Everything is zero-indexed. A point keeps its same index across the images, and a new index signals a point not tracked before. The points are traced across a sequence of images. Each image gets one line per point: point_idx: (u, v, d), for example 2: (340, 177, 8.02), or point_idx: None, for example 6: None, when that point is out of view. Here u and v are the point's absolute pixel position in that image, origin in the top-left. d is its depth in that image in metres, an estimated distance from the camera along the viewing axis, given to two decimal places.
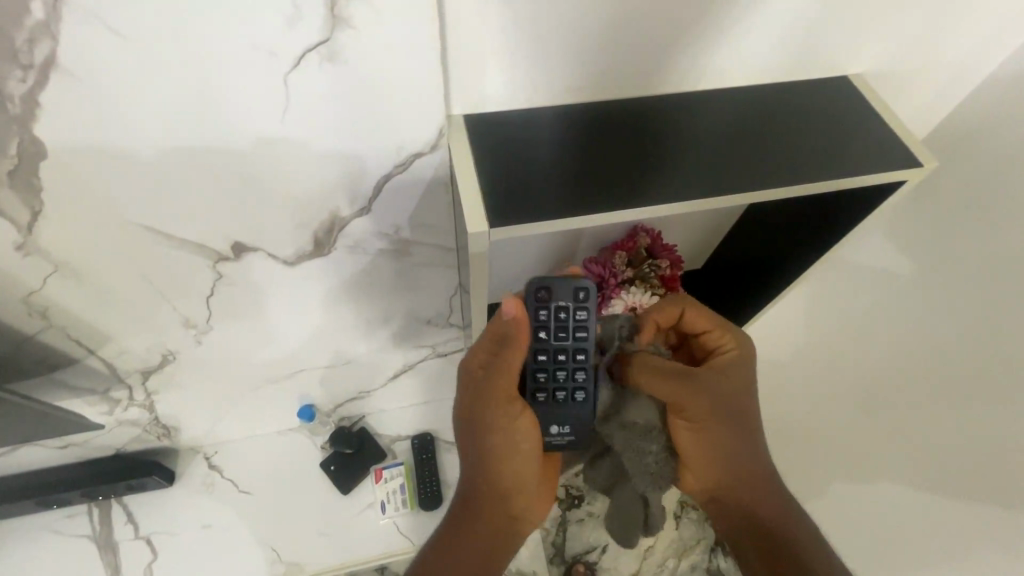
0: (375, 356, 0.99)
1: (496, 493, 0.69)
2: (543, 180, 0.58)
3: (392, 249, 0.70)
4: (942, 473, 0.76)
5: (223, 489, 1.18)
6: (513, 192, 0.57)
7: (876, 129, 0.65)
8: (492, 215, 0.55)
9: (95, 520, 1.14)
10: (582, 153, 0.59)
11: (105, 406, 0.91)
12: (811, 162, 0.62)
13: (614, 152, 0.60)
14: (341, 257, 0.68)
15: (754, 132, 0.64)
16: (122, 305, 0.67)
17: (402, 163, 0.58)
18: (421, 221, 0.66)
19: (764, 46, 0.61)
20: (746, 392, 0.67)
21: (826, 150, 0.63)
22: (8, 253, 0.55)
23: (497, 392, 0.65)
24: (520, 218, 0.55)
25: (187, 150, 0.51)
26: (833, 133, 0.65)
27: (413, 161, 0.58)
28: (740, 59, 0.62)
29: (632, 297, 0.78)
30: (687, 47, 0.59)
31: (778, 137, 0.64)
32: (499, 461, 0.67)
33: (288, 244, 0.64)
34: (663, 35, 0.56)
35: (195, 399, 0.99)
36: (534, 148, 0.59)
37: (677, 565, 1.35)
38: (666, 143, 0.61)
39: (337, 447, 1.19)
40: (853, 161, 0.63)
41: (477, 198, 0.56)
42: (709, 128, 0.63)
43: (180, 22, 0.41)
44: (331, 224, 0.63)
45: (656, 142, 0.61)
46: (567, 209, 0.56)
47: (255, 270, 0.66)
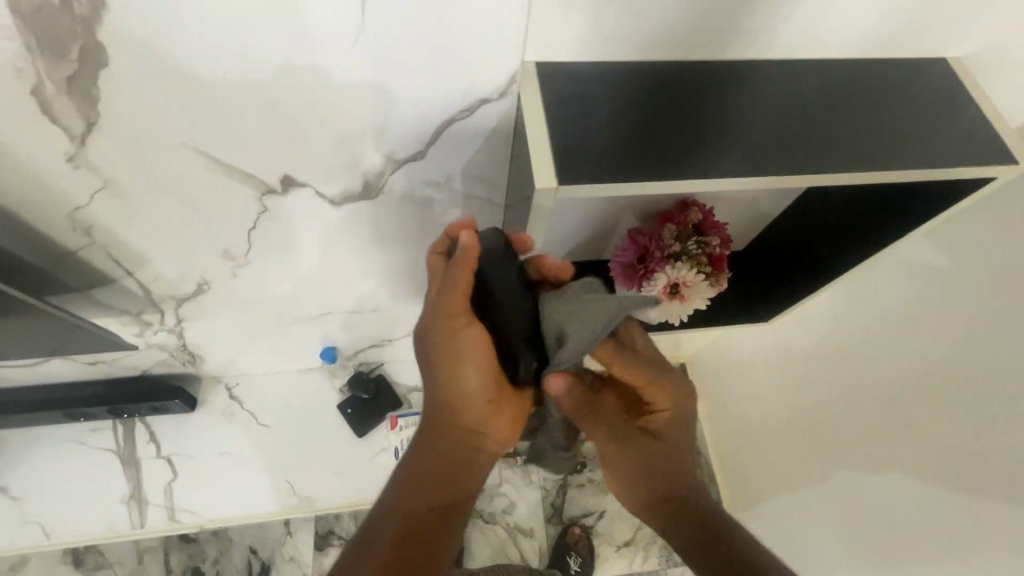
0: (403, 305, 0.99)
1: (449, 434, 0.66)
2: (614, 140, 0.54)
3: (440, 199, 0.68)
4: (990, 480, 0.74)
5: (243, 420, 1.21)
6: (579, 148, 0.54)
7: (971, 119, 0.61)
8: (559, 170, 0.53)
9: (119, 436, 1.17)
10: (657, 115, 0.56)
11: (136, 328, 0.92)
12: (896, 146, 0.59)
13: (689, 117, 0.57)
14: (387, 201, 0.66)
15: (839, 110, 0.60)
16: (167, 228, 0.66)
17: (467, 108, 0.55)
18: (474, 172, 0.64)
19: (866, 21, 0.57)
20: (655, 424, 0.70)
21: (914, 136, 0.60)
22: (59, 164, 0.53)
23: (460, 312, 0.60)
24: (589, 176, 0.53)
25: (249, 69, 0.47)
26: (926, 119, 0.60)
27: (479, 107, 0.55)
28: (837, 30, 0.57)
29: (677, 272, 0.76)
30: (786, 12, 0.54)
31: (860, 119, 0.60)
32: (460, 415, 0.65)
33: (337, 182, 0.62)
34: None
35: (225, 330, 1.00)
36: (608, 104, 0.55)
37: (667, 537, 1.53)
38: (744, 112, 0.58)
39: (355, 391, 1.22)
40: (945, 151, 0.59)
41: (546, 152, 0.53)
42: (794, 100, 0.59)
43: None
44: (383, 167, 0.60)
45: (729, 110, 0.58)
46: (632, 175, 0.53)
47: (301, 205, 0.64)
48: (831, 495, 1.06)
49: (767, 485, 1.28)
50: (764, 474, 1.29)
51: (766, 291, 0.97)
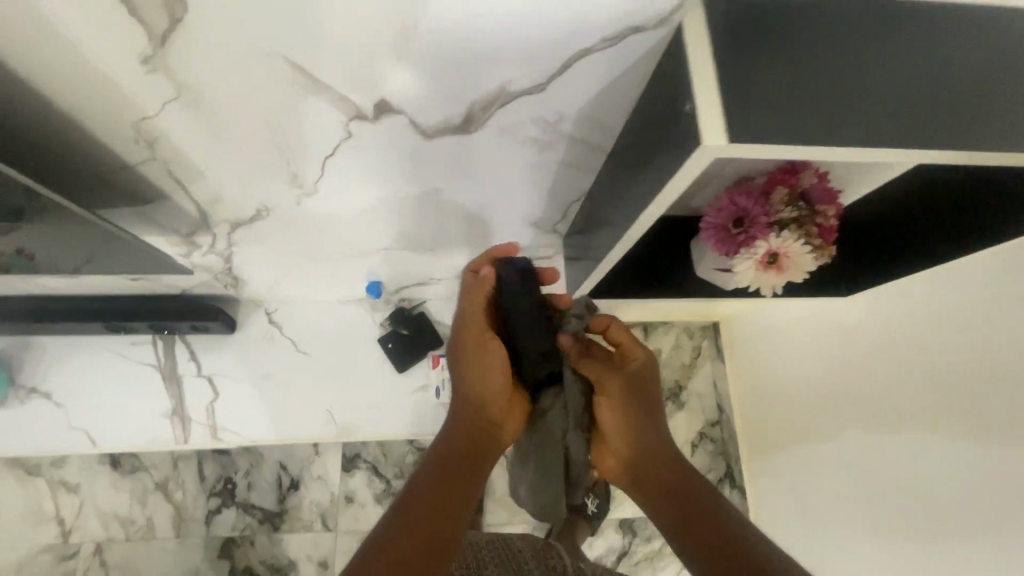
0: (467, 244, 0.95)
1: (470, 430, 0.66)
2: (789, 87, 0.45)
3: (542, 140, 0.60)
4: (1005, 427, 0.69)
5: (283, 346, 1.19)
6: (749, 91, 0.44)
7: None
8: (731, 125, 0.43)
9: (160, 351, 1.16)
10: (840, 56, 0.46)
11: (184, 248, 0.87)
12: None
13: (852, 63, 0.46)
14: (485, 137, 0.59)
15: None
16: (239, 148, 0.59)
17: (611, 38, 0.45)
18: (591, 114, 0.56)
19: None
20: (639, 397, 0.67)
21: None
22: (132, 67, 0.45)
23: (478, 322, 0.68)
24: (760, 128, 0.44)
25: None
26: None
27: (626, 38, 0.46)
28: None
29: (782, 242, 0.69)
30: None
31: None
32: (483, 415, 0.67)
33: (438, 112, 0.54)
34: None
35: (273, 256, 0.96)
36: (776, 45, 0.45)
37: None
38: (942, 59, 0.48)
39: (397, 326, 1.20)
40: None
41: (714, 101, 0.43)
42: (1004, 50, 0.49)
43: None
44: (494, 98, 0.52)
45: (905, 60, 0.47)
46: (781, 135, 0.44)
47: (391, 134, 0.57)
48: (840, 464, 1.06)
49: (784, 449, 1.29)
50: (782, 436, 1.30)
51: (872, 260, 0.94)
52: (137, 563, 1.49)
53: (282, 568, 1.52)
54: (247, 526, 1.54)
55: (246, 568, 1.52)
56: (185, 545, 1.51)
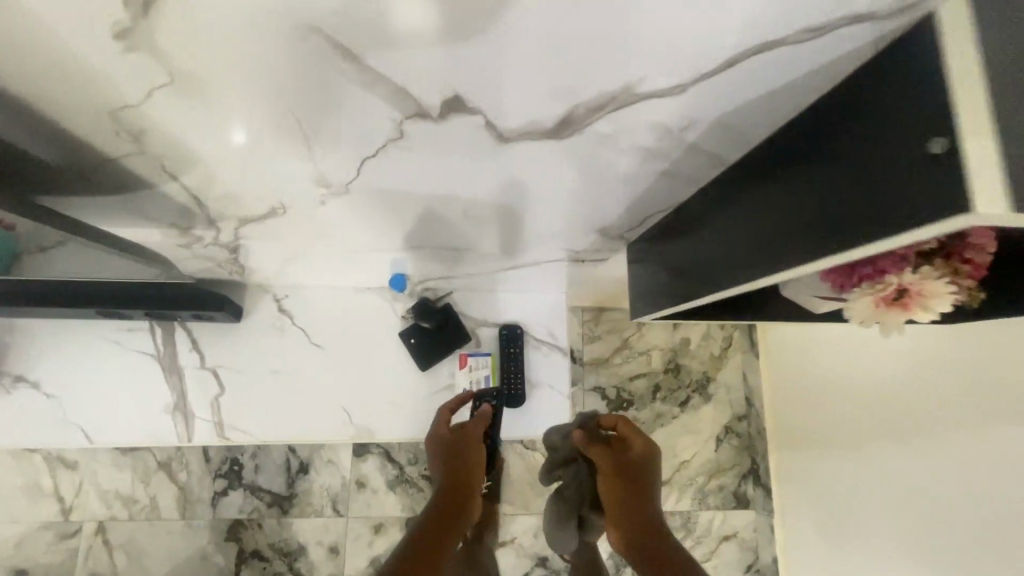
0: (511, 240, 0.84)
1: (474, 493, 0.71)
2: None
3: (651, 151, 0.47)
4: None
5: (294, 337, 1.08)
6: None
7: None
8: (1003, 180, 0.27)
9: (158, 339, 1.05)
10: None
11: (183, 240, 0.74)
12: None
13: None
14: (578, 144, 0.45)
15: None
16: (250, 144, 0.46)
17: (811, 31, 0.33)
18: (729, 123, 0.42)
19: None
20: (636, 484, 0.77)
21: None
22: (101, 39, 0.32)
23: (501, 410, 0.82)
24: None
25: None
26: None
27: (829, 34, 0.33)
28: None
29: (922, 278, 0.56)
30: None
31: None
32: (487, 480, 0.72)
33: (525, 112, 0.40)
34: None
35: (286, 247, 0.83)
36: None
37: (708, 482, 1.66)
38: None
39: (418, 319, 1.08)
40: None
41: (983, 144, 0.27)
42: None
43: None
44: (610, 100, 0.38)
45: None
46: None
47: (453, 137, 0.45)
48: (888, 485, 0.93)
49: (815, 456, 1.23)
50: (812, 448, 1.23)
51: None
52: (141, 543, 1.44)
53: (291, 553, 1.48)
54: (255, 509, 1.48)
55: (254, 551, 1.47)
56: (191, 526, 1.45)
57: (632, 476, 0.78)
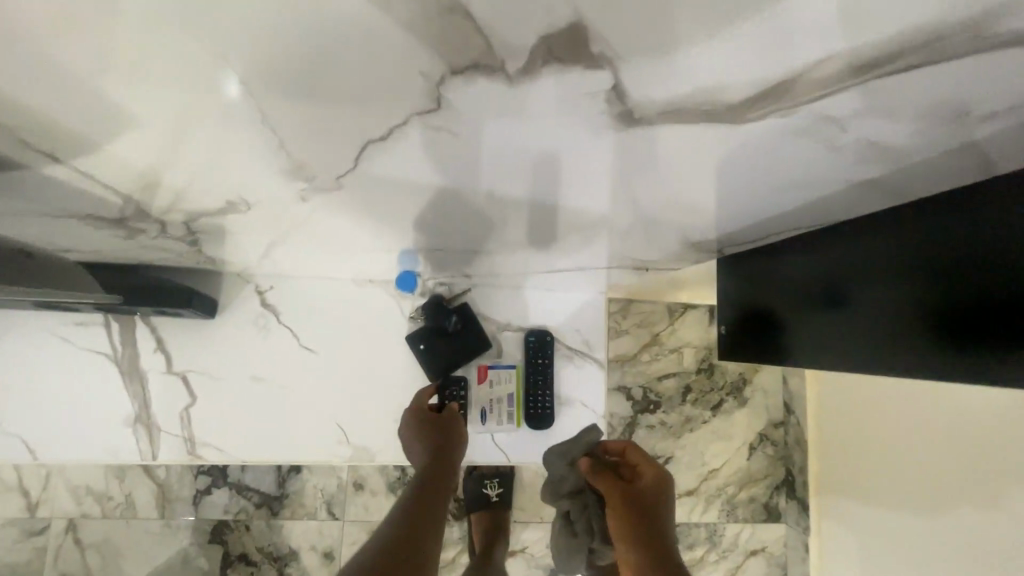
0: (555, 240, 0.65)
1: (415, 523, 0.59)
2: None
3: (834, 131, 0.34)
4: None
5: (280, 337, 0.90)
6: None
7: None
8: None
9: (115, 337, 0.87)
10: None
11: (120, 230, 0.55)
12: None
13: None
14: (719, 126, 0.34)
15: None
16: (195, 59, 0.28)
17: None
18: (950, 95, 0.29)
19: None
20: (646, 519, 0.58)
21: None
22: None
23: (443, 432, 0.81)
24: None
25: None
26: None
27: None
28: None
29: None
30: None
31: None
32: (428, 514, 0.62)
33: (660, 81, 0.30)
34: None
35: (263, 239, 0.64)
36: None
37: (738, 492, 1.52)
38: None
39: (428, 322, 0.89)
40: None
41: None
42: None
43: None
44: (791, 73, 0.28)
45: None
46: None
47: (520, 104, 0.32)
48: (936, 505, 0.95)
49: (862, 464, 1.16)
50: (858, 454, 1.17)
51: None
52: (117, 543, 1.31)
53: (282, 557, 1.35)
54: (242, 509, 1.34)
55: (241, 554, 1.34)
56: (171, 527, 1.32)
57: (631, 501, 0.60)
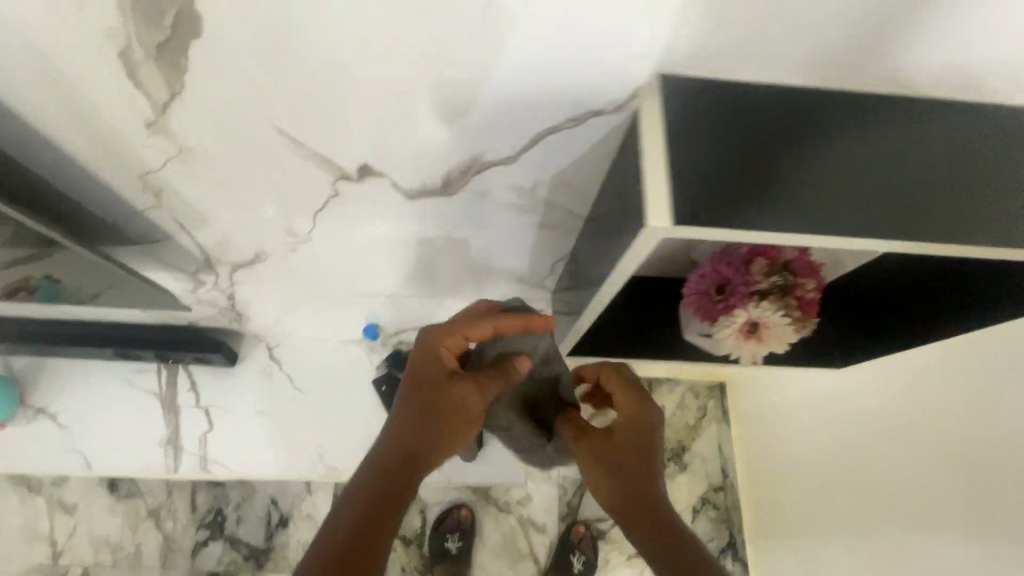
0: (453, 291, 0.97)
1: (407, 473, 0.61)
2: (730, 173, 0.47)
3: (520, 205, 0.63)
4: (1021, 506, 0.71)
5: (280, 382, 1.21)
6: (694, 188, 0.47)
7: None
8: (673, 209, 0.47)
9: (162, 380, 1.20)
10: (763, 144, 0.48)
11: (189, 283, 0.91)
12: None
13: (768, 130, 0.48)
14: (463, 200, 0.62)
15: (983, 178, 0.51)
16: (218, 183, 0.60)
17: (577, 117, 0.49)
18: (561, 181, 0.59)
19: None
20: (637, 460, 0.66)
21: None
22: (138, 128, 0.50)
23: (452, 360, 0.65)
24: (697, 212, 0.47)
25: (352, 40, 0.40)
26: None
27: (589, 118, 0.50)
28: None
29: (760, 312, 0.69)
30: (982, 56, 0.45)
31: (1001, 193, 0.51)
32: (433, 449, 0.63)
33: (415, 177, 0.57)
34: (977, 32, 0.42)
35: (275, 296, 1.00)
36: (716, 149, 0.47)
37: None
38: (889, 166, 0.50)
39: (392, 370, 1.20)
40: None
41: (657, 185, 0.47)
42: (937, 149, 0.50)
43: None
44: (469, 166, 0.55)
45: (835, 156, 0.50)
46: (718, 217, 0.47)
47: (374, 193, 0.60)
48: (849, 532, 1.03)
49: (820, 495, 1.11)
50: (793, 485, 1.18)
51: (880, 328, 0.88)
52: None
53: None
54: (232, 561, 1.53)
55: None
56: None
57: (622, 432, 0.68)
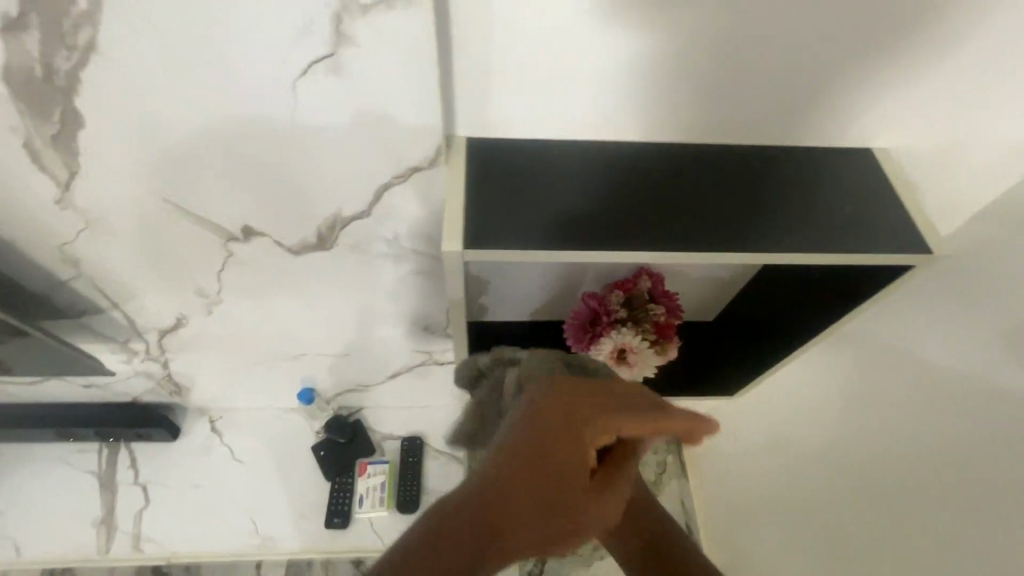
0: (376, 351, 1.03)
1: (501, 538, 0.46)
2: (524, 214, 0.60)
3: (392, 254, 0.73)
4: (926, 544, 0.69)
5: (220, 453, 1.23)
6: (493, 223, 0.59)
7: (885, 218, 0.65)
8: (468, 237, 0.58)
9: (103, 459, 1.22)
10: (552, 191, 0.62)
11: (124, 355, 0.98)
12: (797, 234, 0.63)
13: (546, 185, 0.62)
14: (343, 253, 0.71)
15: (743, 203, 0.64)
16: (127, 251, 0.69)
17: (402, 175, 0.60)
18: (418, 232, 0.69)
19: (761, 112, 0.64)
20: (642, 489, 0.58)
21: (804, 223, 0.64)
22: (49, 205, 0.60)
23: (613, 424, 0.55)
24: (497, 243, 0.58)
25: (198, 122, 0.52)
26: (823, 205, 0.65)
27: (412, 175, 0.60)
28: (760, 90, 0.61)
29: (621, 337, 0.76)
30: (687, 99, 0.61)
31: (764, 214, 0.64)
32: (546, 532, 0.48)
33: (293, 234, 0.68)
34: (673, 80, 0.59)
35: (208, 365, 1.06)
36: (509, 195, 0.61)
37: None
38: (662, 203, 0.63)
39: (331, 435, 1.23)
40: (852, 239, 0.63)
41: (458, 222, 0.58)
42: (698, 189, 0.65)
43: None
44: (334, 222, 0.66)
45: (612, 199, 0.63)
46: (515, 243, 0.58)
47: (264, 252, 0.70)
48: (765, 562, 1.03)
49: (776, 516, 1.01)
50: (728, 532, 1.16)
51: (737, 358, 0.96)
52: None
53: None
54: None
55: None
56: None
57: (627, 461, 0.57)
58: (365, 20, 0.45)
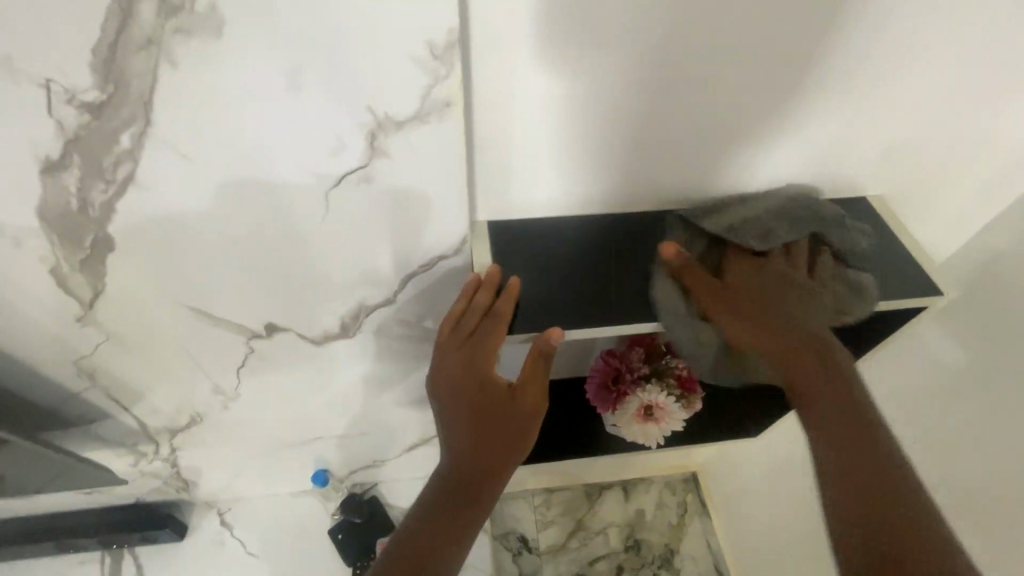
0: (394, 426, 1.02)
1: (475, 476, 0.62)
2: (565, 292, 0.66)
3: (415, 334, 0.73)
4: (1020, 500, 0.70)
5: (231, 548, 1.18)
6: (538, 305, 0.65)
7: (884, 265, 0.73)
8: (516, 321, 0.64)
9: (106, 568, 1.15)
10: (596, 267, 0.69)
11: (131, 458, 0.95)
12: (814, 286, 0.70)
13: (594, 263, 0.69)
14: (366, 338, 0.72)
15: None
16: (146, 359, 0.68)
17: (427, 263, 0.61)
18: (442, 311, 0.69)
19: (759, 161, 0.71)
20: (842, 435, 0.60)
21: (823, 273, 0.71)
22: (69, 324, 0.59)
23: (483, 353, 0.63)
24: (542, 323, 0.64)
25: (229, 233, 0.53)
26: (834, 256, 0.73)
27: (437, 262, 0.61)
28: (747, 139, 0.68)
29: (648, 394, 0.82)
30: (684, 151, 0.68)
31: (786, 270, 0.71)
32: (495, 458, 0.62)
33: (318, 326, 0.68)
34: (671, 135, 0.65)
35: (219, 458, 1.03)
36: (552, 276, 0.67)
37: None
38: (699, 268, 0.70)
39: (348, 516, 1.18)
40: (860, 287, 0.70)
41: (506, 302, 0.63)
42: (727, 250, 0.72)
43: (224, 135, 0.45)
44: (357, 312, 0.66)
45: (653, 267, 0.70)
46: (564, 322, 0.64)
47: (286, 345, 0.70)
48: None
49: None
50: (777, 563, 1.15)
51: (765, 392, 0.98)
52: None
53: None
54: None
55: None
56: None
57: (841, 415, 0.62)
58: (397, 135, 0.47)
